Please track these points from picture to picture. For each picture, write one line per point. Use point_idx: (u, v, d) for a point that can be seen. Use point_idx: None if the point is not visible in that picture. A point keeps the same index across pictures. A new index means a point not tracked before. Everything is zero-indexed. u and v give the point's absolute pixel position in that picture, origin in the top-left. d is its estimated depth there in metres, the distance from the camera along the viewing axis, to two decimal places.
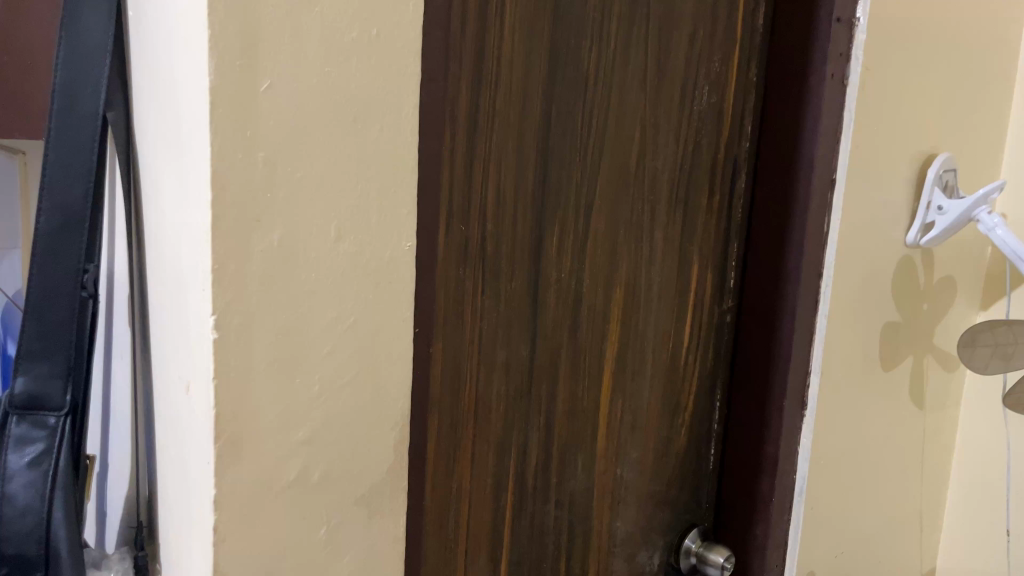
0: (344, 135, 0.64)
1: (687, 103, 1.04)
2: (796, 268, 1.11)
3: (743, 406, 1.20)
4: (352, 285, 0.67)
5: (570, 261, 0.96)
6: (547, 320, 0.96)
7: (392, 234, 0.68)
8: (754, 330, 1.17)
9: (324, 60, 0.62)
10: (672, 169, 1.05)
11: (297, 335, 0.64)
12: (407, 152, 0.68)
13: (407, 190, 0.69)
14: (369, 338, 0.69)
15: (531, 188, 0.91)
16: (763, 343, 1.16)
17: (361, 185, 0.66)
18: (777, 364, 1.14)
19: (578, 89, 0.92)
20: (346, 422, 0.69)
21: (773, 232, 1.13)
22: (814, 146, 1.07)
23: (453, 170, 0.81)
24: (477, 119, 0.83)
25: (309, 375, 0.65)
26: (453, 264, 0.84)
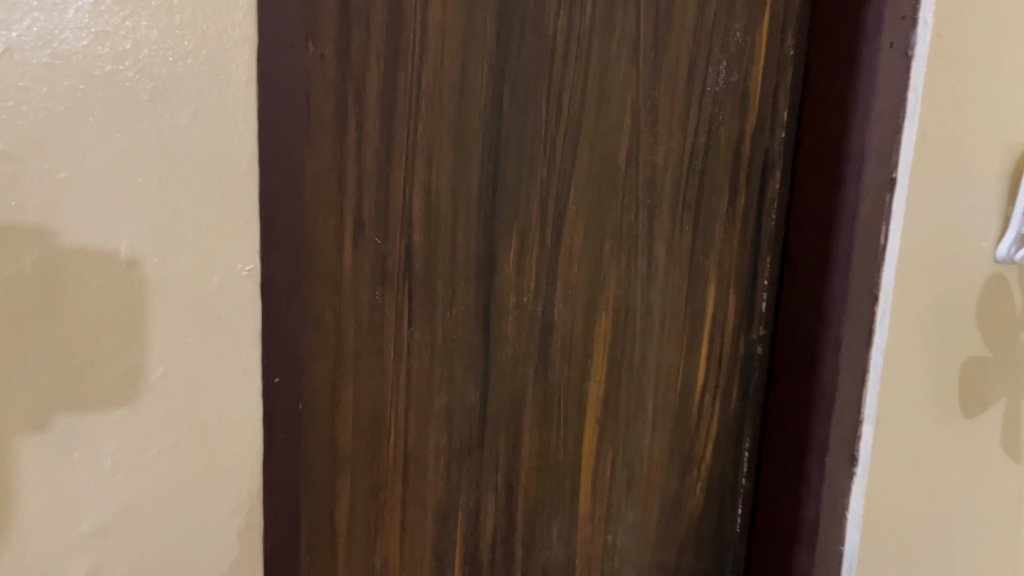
0: (135, 129, 0.50)
1: (697, 84, 0.82)
2: (842, 289, 0.87)
3: (776, 460, 0.96)
4: (159, 319, 0.53)
5: (534, 282, 0.77)
6: (505, 357, 0.76)
7: (219, 257, 0.54)
8: (790, 368, 0.94)
9: (97, 30, 0.48)
10: (678, 167, 0.83)
11: (77, 382, 0.50)
12: (236, 153, 0.54)
13: (242, 202, 0.55)
14: (191, 384, 0.55)
15: (475, 190, 0.71)
16: (801, 385, 0.92)
17: (165, 194, 0.52)
18: (819, 409, 0.90)
19: (540, 66, 0.72)
20: (163, 491, 0.55)
21: (815, 245, 0.89)
22: (865, 134, 0.83)
23: (350, 166, 0.64)
24: (390, 108, 0.66)
25: (100, 432, 0.52)
26: (360, 287, 0.67)
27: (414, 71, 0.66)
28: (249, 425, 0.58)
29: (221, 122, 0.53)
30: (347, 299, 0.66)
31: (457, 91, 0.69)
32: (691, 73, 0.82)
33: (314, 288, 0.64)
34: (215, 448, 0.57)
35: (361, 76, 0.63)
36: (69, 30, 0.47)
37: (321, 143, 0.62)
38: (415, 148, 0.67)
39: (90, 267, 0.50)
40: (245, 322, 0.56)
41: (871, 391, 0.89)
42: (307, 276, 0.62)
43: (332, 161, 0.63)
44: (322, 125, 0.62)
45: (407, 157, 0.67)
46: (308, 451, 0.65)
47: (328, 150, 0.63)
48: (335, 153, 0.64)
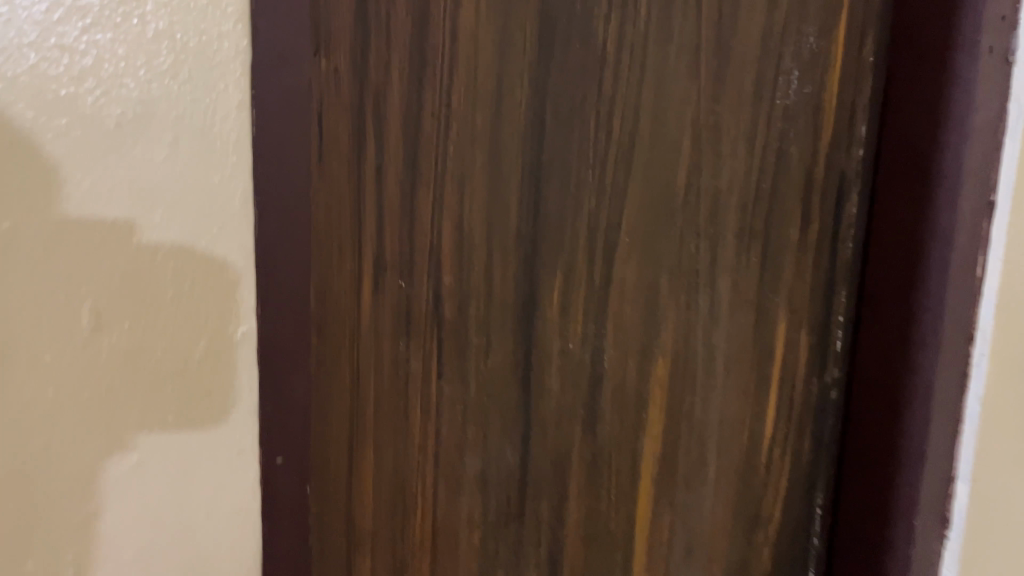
0: (107, 168, 0.45)
1: (765, 97, 0.72)
2: (933, 329, 0.74)
3: (853, 521, 0.84)
4: (135, 376, 0.48)
5: (582, 325, 0.67)
6: (548, 412, 0.67)
7: (209, 310, 0.49)
8: (870, 418, 0.82)
9: (61, 58, 0.43)
10: (744, 191, 0.73)
11: (41, 443, 0.46)
12: (228, 195, 0.49)
13: (236, 249, 0.49)
14: (173, 448, 0.50)
15: (512, 223, 0.62)
16: (883, 438, 0.80)
17: (145, 241, 0.47)
18: (905, 466, 0.78)
19: (587, 78, 0.63)
20: (142, 562, 0.50)
21: (899, 276, 0.77)
22: (960, 150, 0.71)
23: (368, 197, 0.56)
24: (414, 132, 0.57)
25: (70, 497, 0.48)
26: (381, 337, 0.58)
27: (441, 87, 0.57)
28: (245, 494, 0.53)
29: (202, 148, 0.47)
30: (366, 353, 0.58)
31: (493, 109, 0.59)
32: (758, 84, 0.72)
33: (327, 346, 0.55)
34: (205, 504, 0.51)
35: (380, 93, 0.55)
36: (16, 50, 0.43)
37: (336, 180, 0.54)
38: (444, 175, 0.58)
39: (54, 317, 0.46)
40: (241, 376, 0.51)
41: (966, 445, 0.76)
42: (317, 327, 0.54)
43: (348, 198, 0.55)
44: (336, 154, 0.54)
45: (433, 186, 0.58)
46: (319, 529, 0.58)
47: (341, 187, 0.54)
48: (350, 188, 0.55)
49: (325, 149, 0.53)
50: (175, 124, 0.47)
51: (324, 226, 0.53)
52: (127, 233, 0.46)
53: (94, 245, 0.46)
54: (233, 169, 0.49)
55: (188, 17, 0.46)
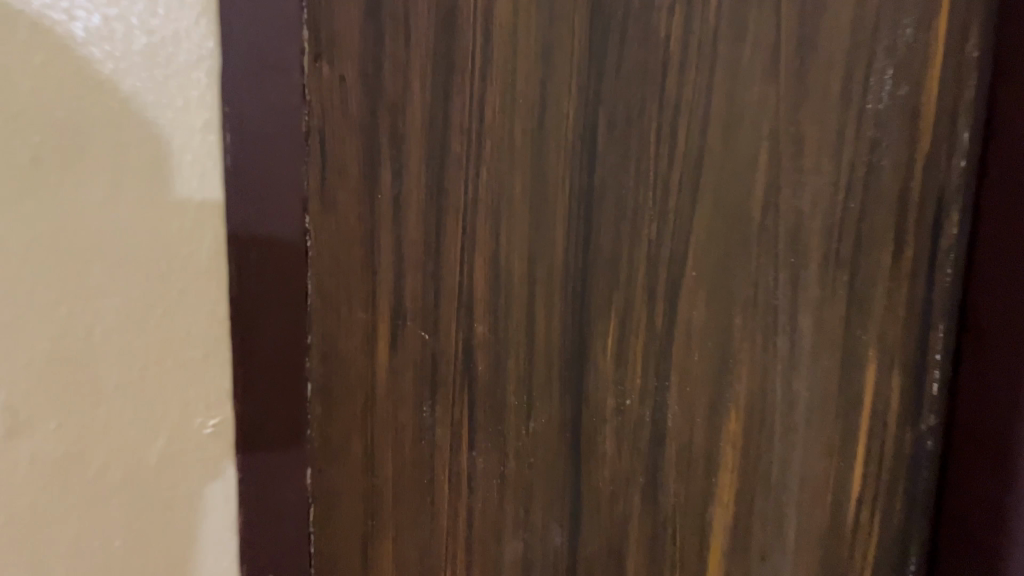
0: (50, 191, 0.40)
1: (855, 101, 0.61)
2: None
3: None
4: (98, 418, 0.44)
5: (641, 377, 0.56)
6: (602, 483, 0.56)
7: (177, 340, 0.45)
8: (968, 463, 0.70)
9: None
10: (828, 211, 0.62)
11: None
12: (197, 214, 0.44)
13: (205, 276, 0.45)
14: (141, 491, 0.46)
15: (559, 258, 0.51)
16: (993, 491, 0.69)
17: (100, 270, 0.42)
18: None
19: (648, 82, 0.52)
20: None
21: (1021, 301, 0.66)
22: None
23: (384, 235, 0.47)
24: (439, 156, 0.47)
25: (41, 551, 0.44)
26: (402, 401, 0.50)
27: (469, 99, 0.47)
28: (226, 536, 0.49)
29: (161, 166, 0.43)
30: (383, 422, 0.50)
31: (534, 124, 0.49)
32: (846, 86, 0.60)
33: (336, 416, 0.49)
34: (186, 546, 0.48)
35: (398, 108, 0.46)
36: None
37: (345, 227, 0.46)
38: (475, 205, 0.48)
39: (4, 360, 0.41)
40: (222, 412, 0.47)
41: None
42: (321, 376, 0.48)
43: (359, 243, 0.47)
44: (344, 190, 0.46)
45: (462, 218, 0.48)
46: None
47: (352, 232, 0.47)
48: (361, 232, 0.47)
49: (333, 190, 0.46)
50: (124, 141, 0.41)
51: (329, 285, 0.47)
52: (82, 262, 0.42)
53: (34, 281, 0.41)
54: (198, 196, 0.44)
55: (133, 16, 0.41)
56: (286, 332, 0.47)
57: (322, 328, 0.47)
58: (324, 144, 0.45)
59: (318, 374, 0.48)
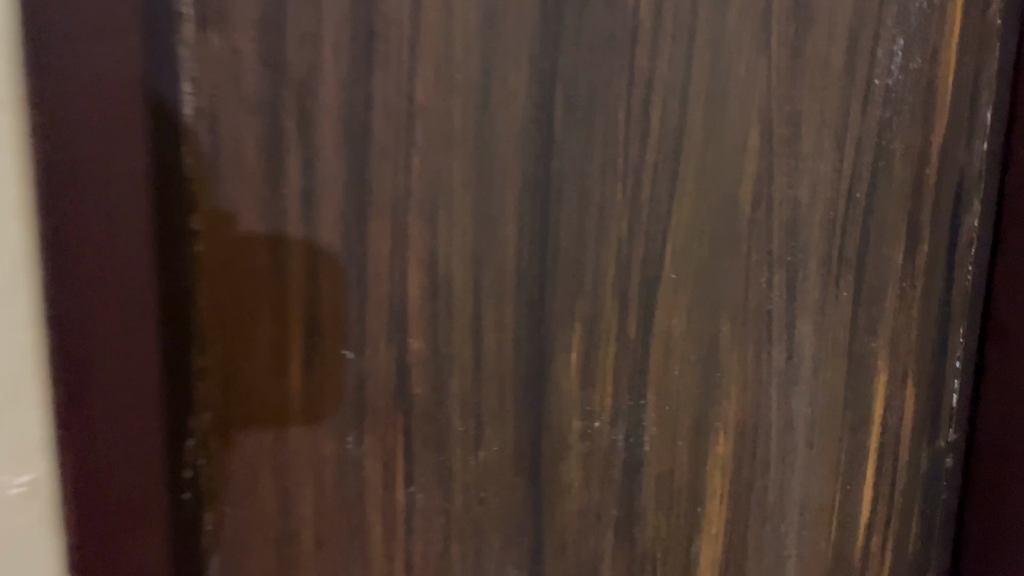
0: None
1: (860, 76, 0.53)
2: None
3: None
4: None
5: (612, 396, 0.48)
6: (567, 518, 0.48)
7: None
8: (997, 487, 0.63)
9: None
10: (830, 203, 0.54)
11: None
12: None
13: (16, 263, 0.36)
14: None
15: (510, 262, 0.44)
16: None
17: None
18: None
19: (614, 55, 0.45)
20: None
21: None
22: None
23: (293, 234, 0.38)
24: (358, 136, 0.39)
25: None
26: (322, 436, 0.41)
27: (393, 74, 0.39)
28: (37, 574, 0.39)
29: None
30: (302, 464, 0.40)
31: (477, 105, 0.41)
32: (850, 59, 0.53)
33: (227, 459, 0.39)
34: None
35: (307, 84, 0.37)
36: None
37: (245, 229, 0.38)
38: (406, 201, 0.40)
39: None
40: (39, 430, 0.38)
41: None
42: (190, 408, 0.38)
43: (266, 248, 0.38)
44: (245, 182, 0.37)
45: (392, 217, 0.40)
46: None
47: (255, 233, 0.38)
48: (267, 232, 0.38)
49: (225, 185, 0.37)
50: None
51: (228, 303, 0.38)
52: None
53: None
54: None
55: None
56: (126, 367, 0.37)
57: (215, 354, 0.38)
58: (215, 132, 0.36)
59: (210, 408, 0.39)
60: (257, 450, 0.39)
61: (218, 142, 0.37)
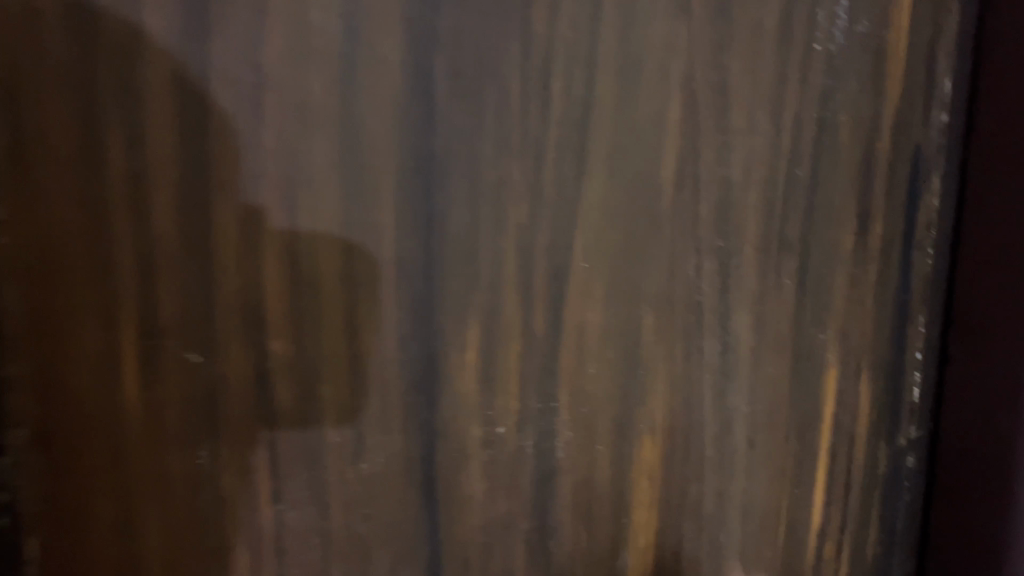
0: None
1: (797, 40, 0.48)
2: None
3: None
4: None
5: (517, 399, 0.44)
6: (470, 533, 0.44)
7: None
8: (953, 487, 0.60)
9: None
10: (765, 182, 0.49)
11: None
12: None
13: None
14: None
15: (388, 252, 0.39)
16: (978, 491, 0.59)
17: None
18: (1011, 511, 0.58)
19: (503, 17, 0.40)
20: None
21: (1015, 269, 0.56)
22: None
23: (119, 219, 0.34)
24: (192, 112, 0.34)
25: None
26: (165, 446, 0.36)
27: (235, 38, 0.34)
28: None
29: None
30: (140, 477, 0.36)
31: (340, 74, 0.36)
32: (786, 20, 0.47)
33: (53, 470, 0.35)
34: None
35: (131, 52, 0.33)
36: None
37: (57, 214, 0.34)
38: (258, 184, 0.36)
39: None
40: None
41: None
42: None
43: (81, 238, 0.34)
44: (54, 161, 0.33)
45: (241, 202, 0.35)
46: None
47: (71, 218, 0.34)
48: (84, 216, 0.34)
49: (32, 168, 0.33)
50: None
51: (41, 295, 0.34)
52: None
53: None
54: None
55: None
56: None
57: (27, 359, 0.34)
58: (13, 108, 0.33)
59: (27, 412, 0.34)
60: (78, 463, 0.35)
61: (21, 122, 0.33)
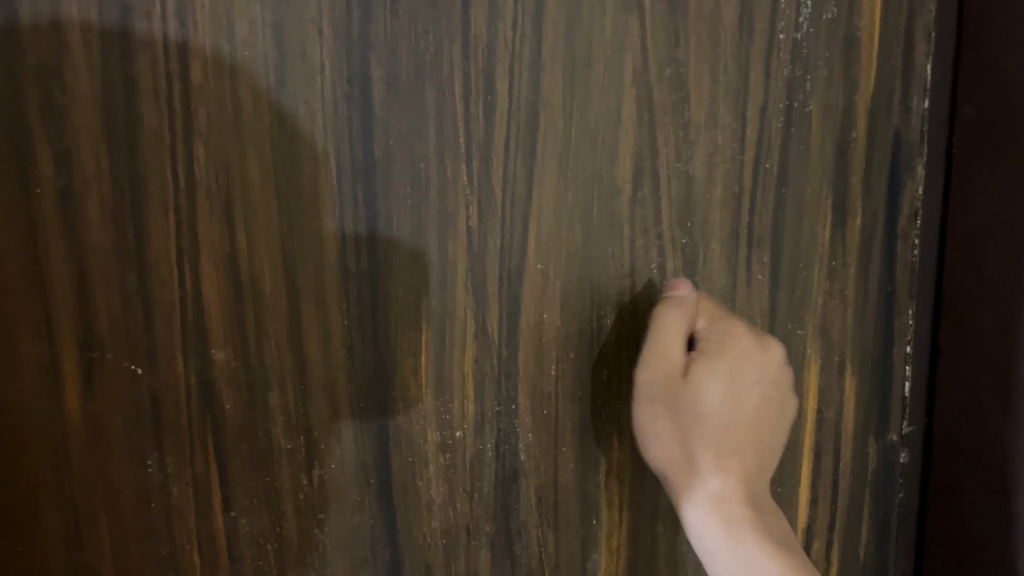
0: None
1: (759, 30, 0.47)
2: (996, 248, 0.52)
3: (941, 562, 0.59)
4: None
5: (474, 403, 0.43)
6: (430, 535, 0.44)
7: None
8: (956, 438, 0.56)
9: None
10: (730, 175, 0.48)
11: None
12: None
13: None
14: None
15: (331, 259, 0.39)
16: (960, 431, 0.56)
17: None
18: (988, 435, 0.54)
19: (440, 20, 0.39)
20: None
21: (976, 197, 0.52)
22: (1001, 52, 0.49)
23: (50, 237, 0.34)
24: (122, 128, 0.34)
25: None
26: (113, 458, 0.37)
27: (160, 53, 0.34)
28: None
29: None
30: (87, 487, 0.37)
31: (271, 84, 0.36)
32: (745, 10, 0.46)
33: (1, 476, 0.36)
34: None
35: (49, 72, 0.33)
36: None
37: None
38: (193, 197, 0.36)
39: None
40: None
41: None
42: None
43: (16, 252, 0.34)
44: None
45: (173, 215, 0.36)
46: None
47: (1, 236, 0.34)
48: (21, 241, 0.34)
49: None
50: None
51: None
52: None
53: None
54: None
55: None
56: None
57: None
58: None
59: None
60: (27, 468, 0.36)
61: None
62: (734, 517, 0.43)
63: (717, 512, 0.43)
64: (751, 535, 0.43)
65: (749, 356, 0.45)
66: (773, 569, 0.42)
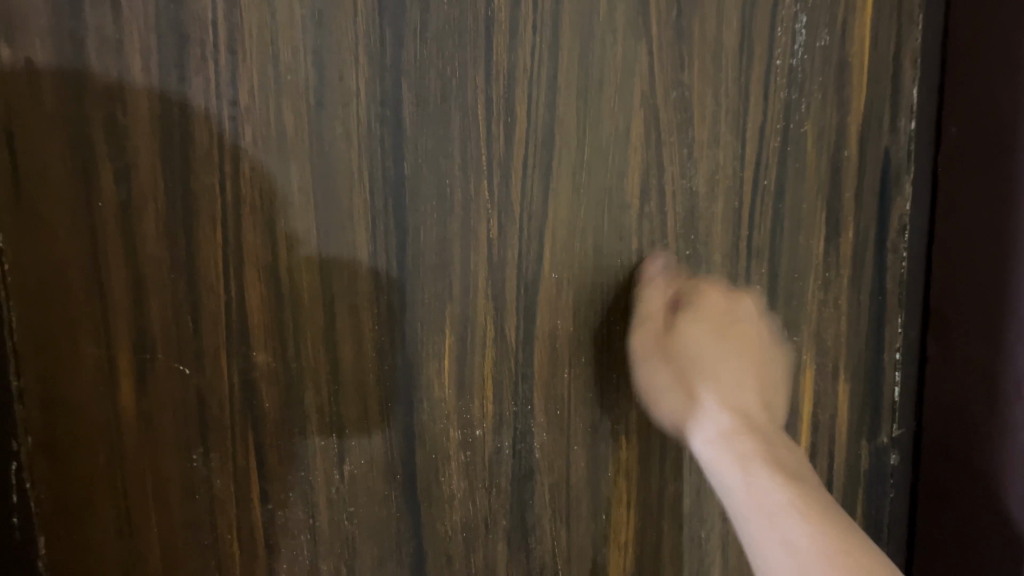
0: None
1: (757, 57, 0.50)
2: (981, 261, 0.55)
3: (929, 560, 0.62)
4: None
5: (493, 404, 0.46)
6: (451, 527, 0.47)
7: None
8: (943, 441, 0.60)
9: None
10: (731, 192, 0.51)
11: None
12: None
13: None
14: None
15: (364, 267, 0.42)
16: (947, 432, 0.59)
17: None
18: (974, 435, 0.57)
19: (465, 46, 0.42)
20: None
21: (963, 213, 0.56)
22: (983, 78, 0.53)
23: (110, 247, 0.37)
24: (175, 147, 0.37)
25: None
26: (162, 450, 0.40)
27: (212, 79, 0.37)
28: None
29: None
30: (138, 477, 0.40)
31: (310, 106, 0.39)
32: (744, 38, 0.49)
33: (64, 465, 0.39)
34: None
35: (112, 95, 0.36)
36: None
37: (60, 239, 0.37)
38: (238, 210, 0.39)
39: None
40: None
41: (1010, 391, 0.54)
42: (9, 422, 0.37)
43: (78, 262, 0.37)
44: (52, 199, 0.37)
45: (220, 228, 0.39)
46: None
47: (68, 246, 0.37)
48: (83, 251, 0.37)
49: (36, 203, 0.36)
50: None
51: (44, 314, 0.37)
52: None
53: None
54: None
55: None
56: None
57: (34, 370, 0.37)
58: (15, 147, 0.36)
59: (36, 428, 0.38)
60: (84, 460, 0.39)
61: (18, 160, 0.36)
62: (746, 452, 0.44)
63: (729, 447, 0.44)
64: (762, 466, 0.43)
65: (724, 304, 0.49)
66: (785, 496, 0.41)
